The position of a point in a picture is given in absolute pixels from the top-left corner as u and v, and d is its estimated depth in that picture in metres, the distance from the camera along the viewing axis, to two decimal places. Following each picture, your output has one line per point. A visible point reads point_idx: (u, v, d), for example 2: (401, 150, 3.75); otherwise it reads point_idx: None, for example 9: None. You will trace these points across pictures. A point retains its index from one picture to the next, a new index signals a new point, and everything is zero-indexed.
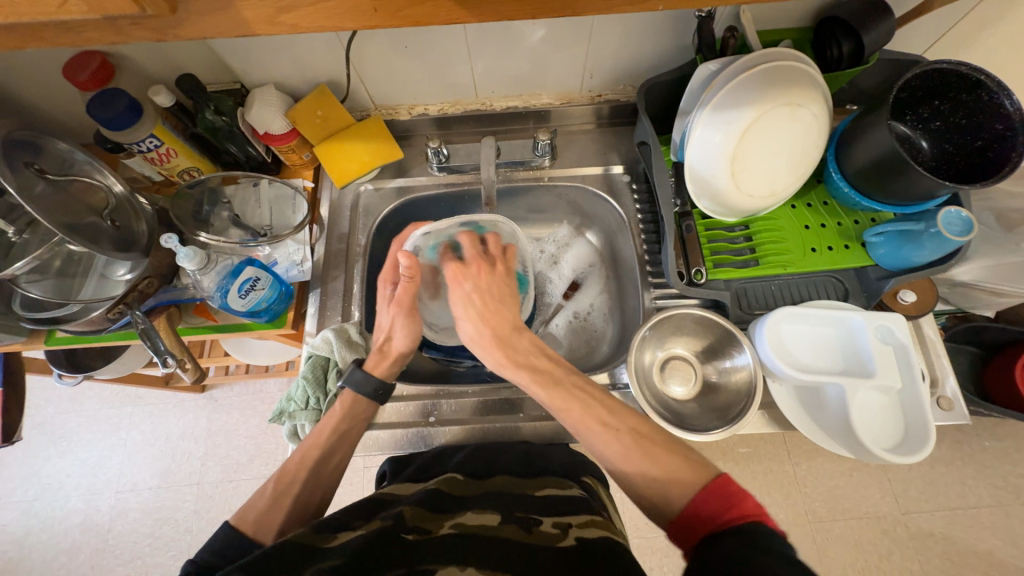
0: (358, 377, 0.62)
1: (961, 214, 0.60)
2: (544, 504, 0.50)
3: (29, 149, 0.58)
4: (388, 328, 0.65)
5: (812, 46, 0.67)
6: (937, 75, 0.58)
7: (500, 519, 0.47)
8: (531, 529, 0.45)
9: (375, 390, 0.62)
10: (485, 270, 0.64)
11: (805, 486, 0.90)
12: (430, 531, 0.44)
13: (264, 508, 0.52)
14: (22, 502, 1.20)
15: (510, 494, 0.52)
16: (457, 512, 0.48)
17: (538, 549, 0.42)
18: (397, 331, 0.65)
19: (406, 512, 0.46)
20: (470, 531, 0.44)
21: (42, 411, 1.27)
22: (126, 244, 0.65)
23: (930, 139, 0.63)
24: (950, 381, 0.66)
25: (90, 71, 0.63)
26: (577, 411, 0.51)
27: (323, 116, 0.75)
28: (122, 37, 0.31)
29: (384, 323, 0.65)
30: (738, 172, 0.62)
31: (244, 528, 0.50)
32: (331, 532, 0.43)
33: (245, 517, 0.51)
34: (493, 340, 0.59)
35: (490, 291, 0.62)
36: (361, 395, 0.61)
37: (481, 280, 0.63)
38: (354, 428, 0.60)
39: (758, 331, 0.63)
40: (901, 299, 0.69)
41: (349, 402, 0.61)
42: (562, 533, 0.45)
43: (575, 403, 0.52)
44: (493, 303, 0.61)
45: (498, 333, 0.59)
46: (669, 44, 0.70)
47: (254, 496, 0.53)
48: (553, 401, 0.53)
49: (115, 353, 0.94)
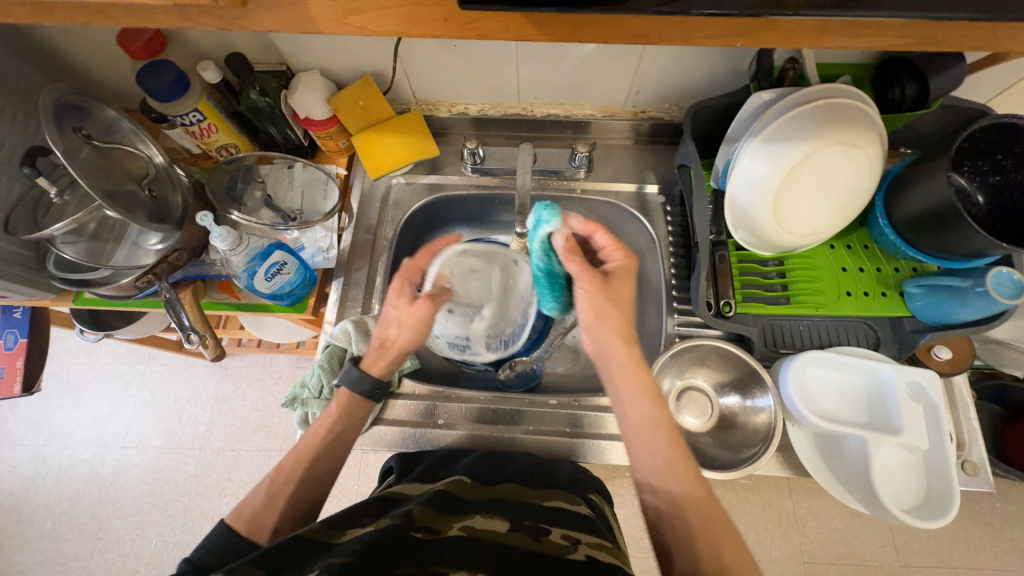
0: (353, 375, 0.60)
1: (1013, 276, 0.57)
2: (553, 517, 0.48)
3: (77, 113, 0.59)
4: (390, 325, 0.60)
5: (872, 84, 0.65)
6: (1004, 129, 0.55)
7: (509, 527, 0.45)
8: (540, 538, 0.44)
9: (370, 390, 0.60)
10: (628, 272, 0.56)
11: (804, 523, 0.85)
12: (439, 532, 0.43)
13: (258, 508, 0.52)
14: (32, 446, 1.23)
15: (519, 503, 0.50)
16: (466, 514, 0.46)
17: (544, 559, 0.41)
18: (405, 326, 0.59)
19: (415, 512, 0.45)
20: (479, 536, 0.42)
21: (60, 360, 1.31)
22: (160, 215, 0.66)
23: (987, 194, 0.60)
24: (977, 445, 0.64)
25: (143, 41, 0.63)
26: (663, 443, 0.49)
27: (364, 107, 0.75)
28: (188, 23, 0.31)
29: (392, 316, 0.60)
30: (782, 208, 0.60)
31: (237, 526, 0.50)
32: (339, 528, 0.43)
33: (239, 516, 0.51)
34: (607, 329, 0.53)
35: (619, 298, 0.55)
36: (355, 394, 0.60)
37: (618, 282, 0.55)
38: (348, 429, 0.59)
39: (783, 373, 0.62)
40: (934, 355, 0.67)
41: (344, 401, 0.60)
42: (571, 547, 0.43)
43: (642, 389, 0.51)
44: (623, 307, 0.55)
45: (615, 328, 0.53)
46: (722, 69, 0.69)
47: (249, 495, 0.53)
48: (630, 386, 0.52)
49: (136, 315, 0.96)
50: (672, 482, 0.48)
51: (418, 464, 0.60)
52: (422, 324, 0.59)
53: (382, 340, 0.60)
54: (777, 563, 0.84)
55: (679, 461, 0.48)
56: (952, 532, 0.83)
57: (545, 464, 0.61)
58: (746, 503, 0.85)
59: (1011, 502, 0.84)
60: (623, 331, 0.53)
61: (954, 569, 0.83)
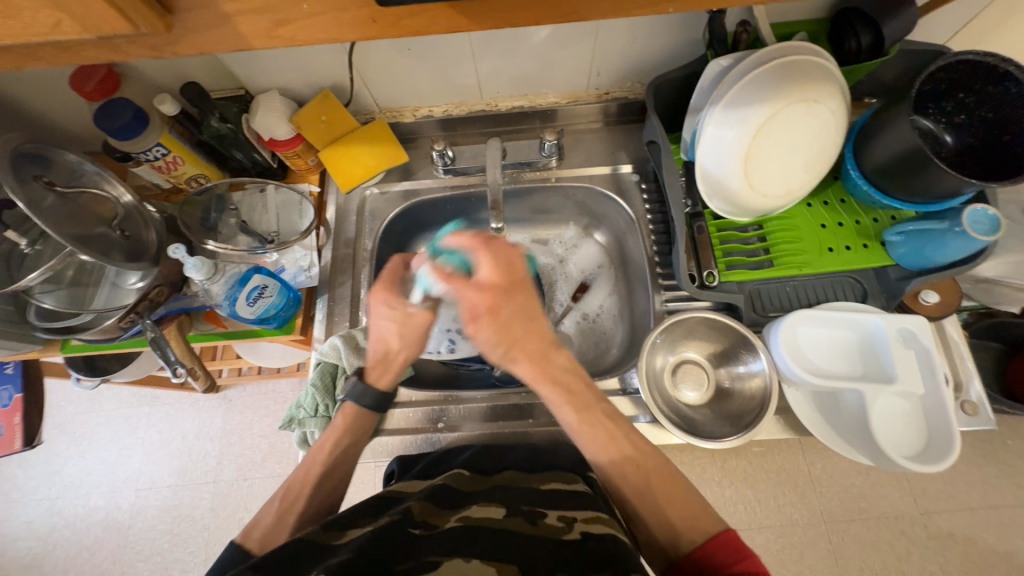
0: (365, 393, 0.61)
1: (988, 212, 0.56)
2: (548, 496, 0.48)
3: (37, 163, 0.59)
4: (390, 340, 0.60)
5: (828, 38, 0.65)
6: (964, 67, 0.55)
7: (505, 513, 0.45)
8: (536, 521, 0.44)
9: (376, 402, 0.61)
10: (494, 305, 0.51)
11: (821, 485, 0.83)
12: (436, 526, 0.43)
13: (268, 527, 0.53)
14: (46, 499, 1.23)
15: (516, 488, 0.50)
16: (463, 506, 0.46)
17: (538, 541, 0.41)
18: (399, 345, 0.60)
19: (412, 508, 0.45)
20: (476, 523, 0.43)
21: (63, 412, 1.30)
22: (136, 253, 0.65)
23: (954, 133, 0.61)
24: (974, 385, 0.64)
25: (95, 81, 0.63)
26: (600, 440, 0.52)
27: (327, 121, 0.75)
28: (119, 54, 0.32)
29: (392, 331, 0.59)
30: (752, 172, 0.60)
31: (250, 546, 0.52)
32: (341, 530, 0.43)
33: (250, 536, 0.53)
34: (508, 355, 0.52)
35: (511, 325, 0.51)
36: (360, 408, 0.61)
37: (500, 316, 0.51)
38: (356, 443, 0.60)
39: (773, 336, 0.62)
40: (922, 299, 0.67)
41: (350, 416, 0.61)
42: (565, 528, 0.43)
43: (560, 396, 0.53)
44: (517, 334, 0.51)
45: (508, 353, 0.52)
46: (678, 40, 0.68)
47: (261, 513, 0.55)
48: (551, 395, 0.53)
49: (131, 356, 0.96)
50: (599, 452, 0.52)
51: (417, 465, 0.61)
52: (422, 335, 0.60)
53: (384, 354, 0.61)
54: (799, 525, 0.83)
55: (597, 430, 0.52)
56: (968, 474, 0.82)
57: (546, 450, 0.61)
58: (760, 469, 0.84)
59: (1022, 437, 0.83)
60: (529, 352, 0.52)
61: (976, 510, 0.81)
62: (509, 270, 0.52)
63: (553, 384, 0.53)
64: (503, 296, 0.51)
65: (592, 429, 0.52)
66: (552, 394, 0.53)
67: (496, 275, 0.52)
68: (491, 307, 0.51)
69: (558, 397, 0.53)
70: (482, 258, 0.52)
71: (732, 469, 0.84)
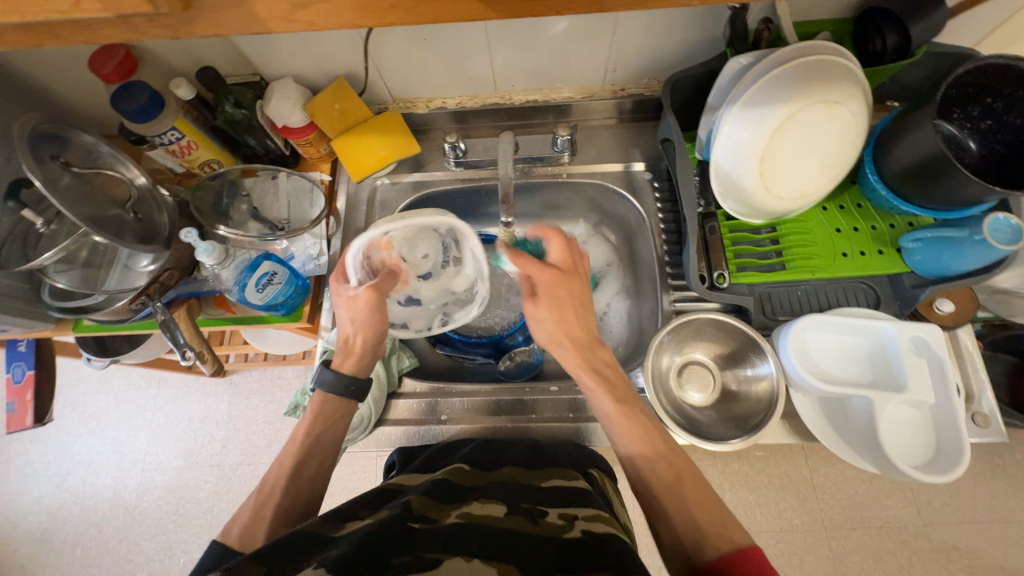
0: (325, 376, 0.61)
1: (1010, 222, 0.55)
2: (548, 494, 0.48)
3: (54, 142, 0.59)
4: (346, 326, 0.62)
5: (852, 38, 0.63)
6: (992, 71, 0.53)
7: (505, 510, 0.45)
8: (536, 520, 0.44)
9: (347, 388, 0.61)
10: (555, 283, 0.56)
11: (824, 492, 0.83)
12: (435, 520, 0.43)
13: (247, 522, 0.53)
14: (55, 476, 1.25)
15: (516, 485, 0.50)
16: (464, 502, 0.46)
17: (539, 540, 0.41)
18: (359, 329, 0.61)
19: (413, 502, 0.45)
20: (476, 520, 0.43)
21: (74, 390, 1.33)
22: (148, 236, 0.66)
23: (978, 139, 0.59)
24: (987, 396, 0.63)
25: (114, 63, 0.63)
26: (635, 437, 0.53)
27: (340, 110, 0.75)
28: (137, 34, 0.32)
29: (346, 315, 0.61)
30: (767, 173, 0.59)
31: (231, 544, 0.51)
32: (341, 521, 0.43)
33: (230, 533, 0.52)
34: (556, 337, 0.57)
35: (564, 306, 0.56)
36: (330, 395, 0.61)
37: (556, 294, 0.56)
38: (328, 431, 0.60)
39: (782, 340, 0.61)
40: (937, 309, 0.66)
41: (319, 403, 0.60)
42: (567, 525, 0.43)
43: (600, 386, 0.56)
44: (568, 318, 0.57)
45: (556, 337, 0.57)
46: (698, 37, 0.67)
47: (237, 513, 0.54)
48: (590, 382, 0.56)
49: (141, 338, 0.97)
50: (627, 441, 0.54)
51: (419, 457, 0.61)
52: (373, 314, 0.59)
53: (344, 340, 0.62)
54: (799, 531, 0.83)
55: (632, 422, 0.54)
56: (975, 487, 0.81)
57: (547, 446, 0.61)
58: (762, 474, 0.84)
59: None
60: (575, 338, 0.56)
61: (981, 524, 0.80)
62: (574, 258, 0.59)
63: (595, 374, 0.56)
64: (564, 278, 0.57)
65: (627, 419, 0.54)
66: (593, 382, 0.56)
67: (563, 259, 0.58)
68: (553, 285, 0.56)
69: (597, 387, 0.56)
70: (554, 241, 0.58)
71: (734, 472, 0.83)
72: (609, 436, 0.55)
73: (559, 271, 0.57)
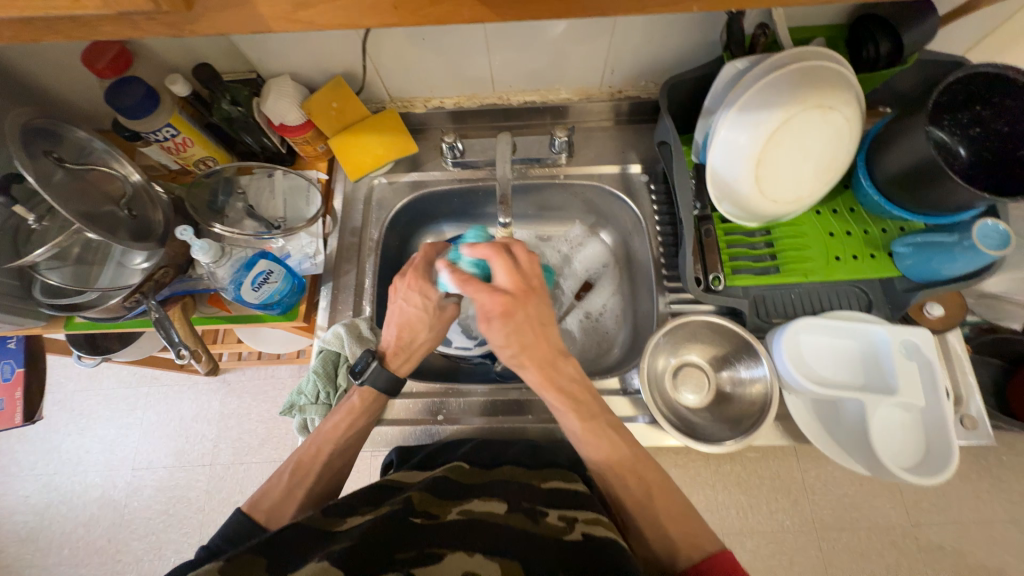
0: (382, 376, 0.60)
1: (998, 228, 0.56)
2: (549, 496, 0.48)
3: (48, 137, 0.59)
4: (415, 329, 0.63)
5: (846, 45, 0.64)
6: (982, 78, 0.55)
7: (506, 508, 0.45)
8: (538, 519, 0.44)
9: (390, 386, 0.61)
10: (508, 310, 0.54)
11: (814, 493, 0.84)
12: (437, 516, 0.43)
13: (277, 500, 0.53)
14: (43, 474, 1.24)
15: (516, 483, 0.51)
16: (463, 499, 0.47)
17: (539, 539, 0.41)
18: (423, 331, 0.63)
19: (413, 497, 0.45)
20: (477, 517, 0.43)
21: (63, 388, 1.31)
22: (142, 233, 0.65)
23: (968, 146, 0.60)
24: (975, 399, 0.65)
25: (108, 58, 0.63)
26: (606, 449, 0.54)
27: (338, 108, 0.74)
28: (137, 31, 0.32)
29: (417, 320, 0.63)
30: (763, 176, 0.60)
31: (257, 517, 0.52)
32: (340, 516, 0.43)
33: (257, 506, 0.53)
34: (518, 360, 0.56)
35: (523, 329, 0.55)
36: (377, 392, 0.60)
37: (512, 320, 0.54)
38: (367, 425, 0.60)
39: (776, 342, 0.62)
40: (927, 312, 0.67)
41: (369, 399, 0.60)
42: (567, 527, 0.43)
43: (565, 405, 0.55)
44: (527, 340, 0.55)
45: (518, 359, 0.56)
46: (695, 40, 0.68)
47: (269, 484, 0.55)
48: (555, 402, 0.55)
49: (133, 336, 0.96)
50: (594, 453, 0.54)
51: (417, 455, 0.61)
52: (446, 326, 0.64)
53: (407, 341, 0.63)
54: (790, 531, 0.84)
55: (602, 438, 0.54)
56: (961, 488, 0.82)
57: (546, 448, 0.61)
58: (754, 474, 0.85)
59: (1016, 453, 0.83)
60: (537, 361, 0.55)
61: (966, 523, 0.82)
62: (522, 277, 0.56)
63: (558, 393, 0.55)
64: (516, 302, 0.54)
65: (594, 436, 0.54)
66: (555, 399, 0.55)
67: (510, 282, 0.55)
68: (506, 310, 0.53)
69: (565, 405, 0.55)
70: (497, 265, 0.55)
71: (726, 473, 0.84)
72: (574, 444, 0.56)
73: (509, 295, 0.54)
